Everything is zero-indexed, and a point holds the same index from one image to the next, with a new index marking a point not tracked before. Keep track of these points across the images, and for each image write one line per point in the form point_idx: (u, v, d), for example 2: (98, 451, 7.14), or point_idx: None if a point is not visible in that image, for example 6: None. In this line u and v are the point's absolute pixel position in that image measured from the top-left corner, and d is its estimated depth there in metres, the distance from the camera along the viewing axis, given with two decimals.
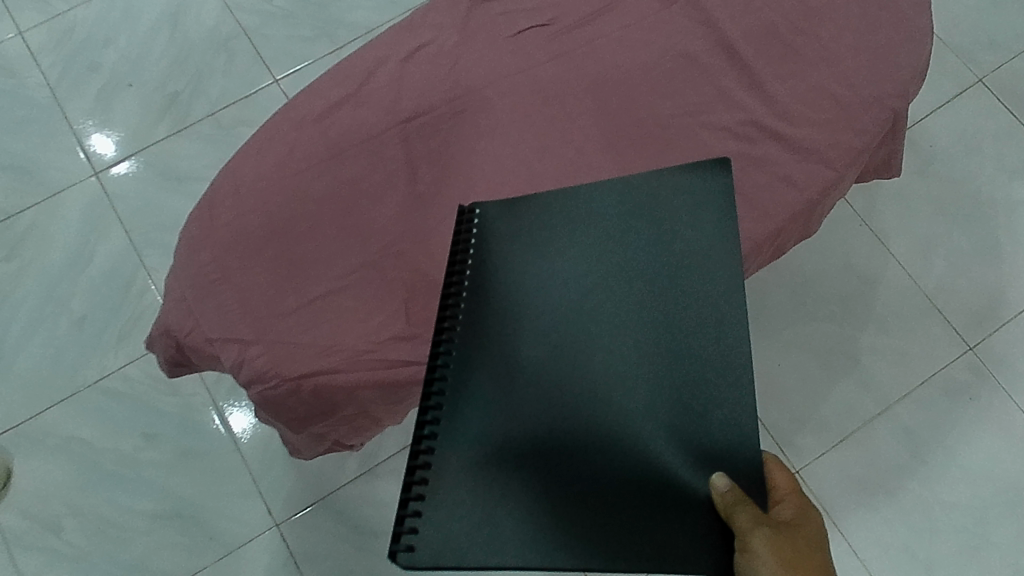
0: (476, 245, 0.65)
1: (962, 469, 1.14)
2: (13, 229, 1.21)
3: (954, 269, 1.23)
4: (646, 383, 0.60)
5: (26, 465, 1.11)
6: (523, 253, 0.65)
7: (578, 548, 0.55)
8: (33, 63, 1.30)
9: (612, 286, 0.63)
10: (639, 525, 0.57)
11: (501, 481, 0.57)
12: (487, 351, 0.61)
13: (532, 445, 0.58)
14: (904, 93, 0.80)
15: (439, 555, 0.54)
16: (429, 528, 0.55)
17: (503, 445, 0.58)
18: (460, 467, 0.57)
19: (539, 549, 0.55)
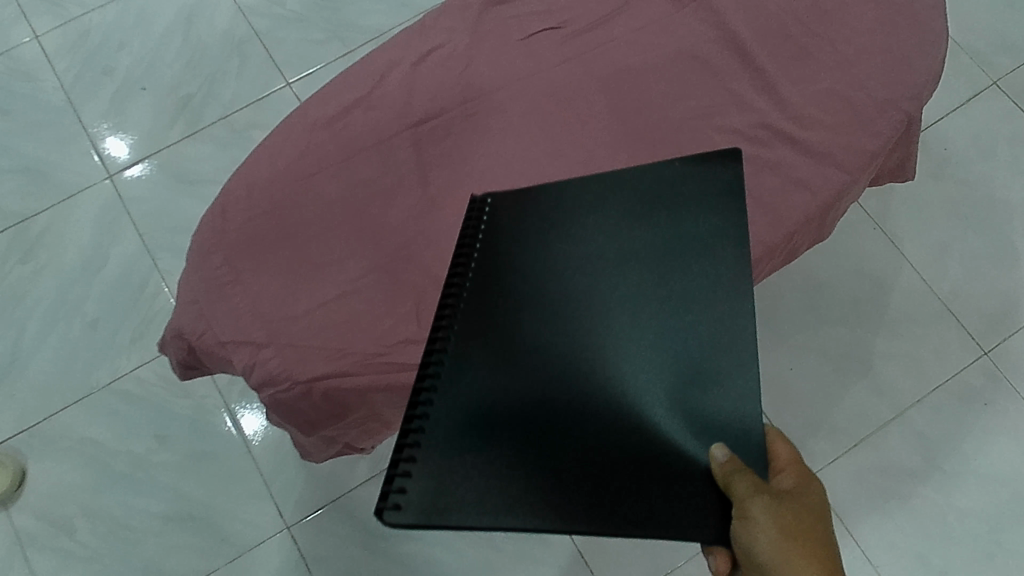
0: (487, 221, 0.66)
1: (977, 475, 1.13)
2: (28, 231, 1.22)
3: (968, 272, 1.22)
4: (648, 355, 0.60)
5: (40, 467, 1.12)
6: (524, 228, 0.65)
7: (568, 512, 0.54)
8: (48, 67, 1.32)
9: (619, 261, 0.64)
10: (636, 492, 0.56)
11: (494, 446, 0.55)
12: (489, 319, 0.61)
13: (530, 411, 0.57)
14: (918, 95, 0.80)
15: (424, 514, 0.52)
16: (419, 485, 0.53)
17: (501, 411, 0.57)
18: (452, 427, 0.56)
19: (531, 514, 0.53)
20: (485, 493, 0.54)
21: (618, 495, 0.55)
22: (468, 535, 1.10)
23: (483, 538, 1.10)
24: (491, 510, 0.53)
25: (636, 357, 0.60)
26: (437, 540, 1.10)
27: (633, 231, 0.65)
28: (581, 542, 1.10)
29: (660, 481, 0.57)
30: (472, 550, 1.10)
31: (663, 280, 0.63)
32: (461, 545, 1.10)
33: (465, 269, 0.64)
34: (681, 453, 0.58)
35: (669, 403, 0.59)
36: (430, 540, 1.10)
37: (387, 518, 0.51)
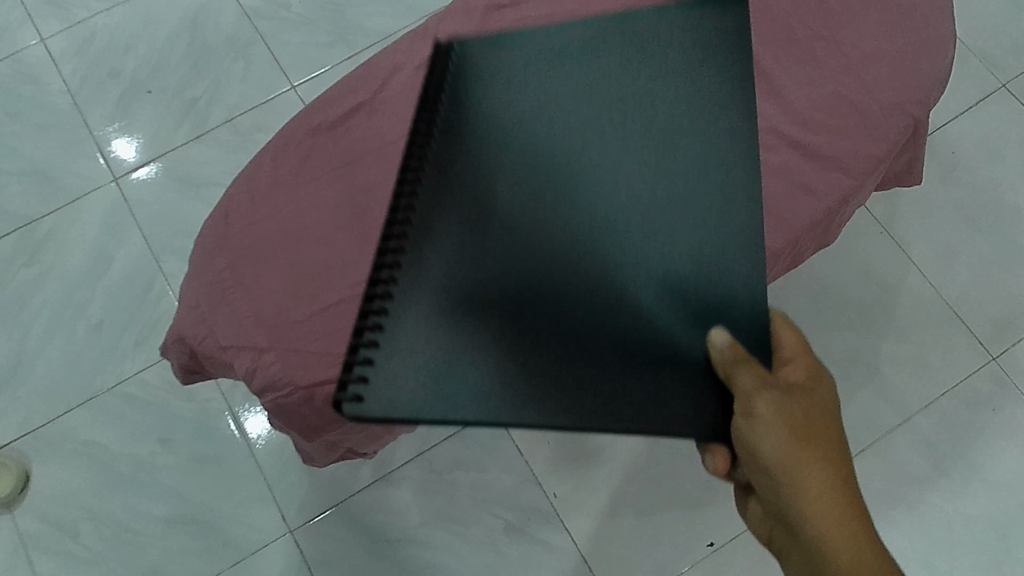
0: (445, 112, 0.65)
1: (985, 482, 1.12)
2: (33, 234, 1.23)
3: (976, 277, 1.21)
4: (609, 238, 0.61)
5: (44, 469, 1.12)
6: (481, 118, 0.65)
7: (533, 393, 0.56)
8: (54, 70, 1.32)
9: (583, 147, 0.64)
10: (607, 375, 0.57)
11: (454, 332, 0.58)
12: (448, 208, 0.61)
13: (502, 299, 0.58)
14: (924, 99, 0.79)
15: (387, 405, 0.55)
16: (382, 374, 0.56)
17: (474, 298, 0.58)
18: (412, 317, 0.58)
19: (495, 397, 0.56)
20: (447, 377, 0.56)
21: (583, 374, 0.57)
22: (471, 540, 1.10)
23: (486, 543, 1.10)
24: (454, 398, 0.55)
25: (597, 243, 0.61)
26: (440, 545, 1.10)
27: (588, 120, 0.65)
28: (585, 548, 1.10)
29: (642, 364, 0.57)
30: (475, 555, 1.09)
31: (627, 167, 0.63)
32: (464, 550, 1.10)
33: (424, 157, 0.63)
34: (653, 330, 0.58)
35: (633, 281, 0.60)
36: (434, 545, 1.10)
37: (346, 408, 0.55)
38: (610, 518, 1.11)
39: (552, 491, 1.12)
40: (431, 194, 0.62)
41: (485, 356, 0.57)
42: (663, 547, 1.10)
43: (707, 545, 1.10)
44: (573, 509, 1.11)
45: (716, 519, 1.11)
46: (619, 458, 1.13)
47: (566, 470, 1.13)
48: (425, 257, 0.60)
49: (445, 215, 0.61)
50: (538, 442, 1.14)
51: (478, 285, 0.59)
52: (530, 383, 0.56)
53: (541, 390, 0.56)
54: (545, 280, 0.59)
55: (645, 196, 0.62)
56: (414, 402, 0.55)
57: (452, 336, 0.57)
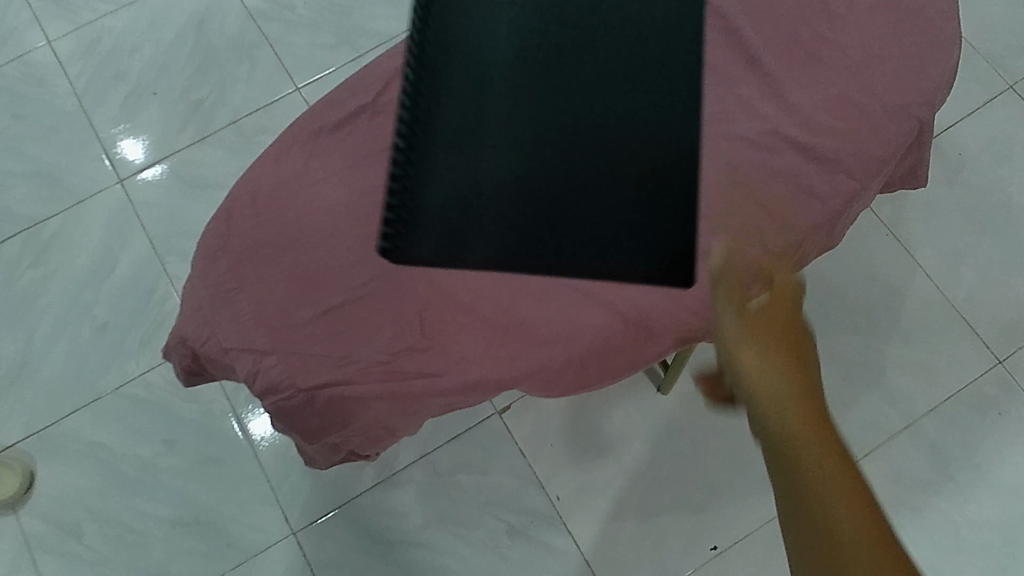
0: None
1: (991, 487, 1.11)
2: (39, 235, 1.23)
3: (983, 280, 1.20)
4: (617, 83, 0.64)
5: (49, 470, 1.12)
6: None
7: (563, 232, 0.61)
8: (60, 71, 1.32)
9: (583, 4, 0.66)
10: (640, 235, 0.60)
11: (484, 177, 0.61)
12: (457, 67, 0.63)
13: (542, 156, 0.62)
14: (930, 101, 0.79)
15: (424, 242, 0.59)
16: (422, 218, 0.59)
17: (495, 148, 0.62)
18: (436, 165, 0.61)
19: (527, 237, 0.61)
20: (480, 216, 0.60)
21: (609, 214, 0.61)
22: (474, 543, 1.10)
23: (489, 546, 1.10)
24: (497, 248, 0.60)
25: (607, 90, 0.64)
26: (443, 547, 1.10)
27: None
28: (588, 551, 1.10)
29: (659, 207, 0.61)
30: (478, 557, 1.09)
31: (623, 15, 0.65)
32: (467, 552, 1.10)
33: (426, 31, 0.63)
34: (668, 170, 0.62)
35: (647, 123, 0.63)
36: (437, 547, 1.10)
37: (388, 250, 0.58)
38: (613, 522, 1.11)
39: (555, 494, 1.12)
40: (458, 59, 0.63)
41: (523, 209, 0.61)
42: (666, 551, 1.10)
43: (710, 549, 1.09)
44: (575, 512, 1.11)
45: (718, 522, 1.10)
46: (622, 461, 1.13)
47: (569, 472, 1.13)
48: (464, 117, 0.62)
49: (485, 81, 0.63)
50: (541, 444, 1.14)
51: (517, 142, 0.62)
52: (564, 241, 0.61)
53: (577, 242, 0.60)
54: (581, 142, 0.62)
55: (685, 74, 0.63)
56: (451, 241, 0.59)
57: (494, 190, 0.61)
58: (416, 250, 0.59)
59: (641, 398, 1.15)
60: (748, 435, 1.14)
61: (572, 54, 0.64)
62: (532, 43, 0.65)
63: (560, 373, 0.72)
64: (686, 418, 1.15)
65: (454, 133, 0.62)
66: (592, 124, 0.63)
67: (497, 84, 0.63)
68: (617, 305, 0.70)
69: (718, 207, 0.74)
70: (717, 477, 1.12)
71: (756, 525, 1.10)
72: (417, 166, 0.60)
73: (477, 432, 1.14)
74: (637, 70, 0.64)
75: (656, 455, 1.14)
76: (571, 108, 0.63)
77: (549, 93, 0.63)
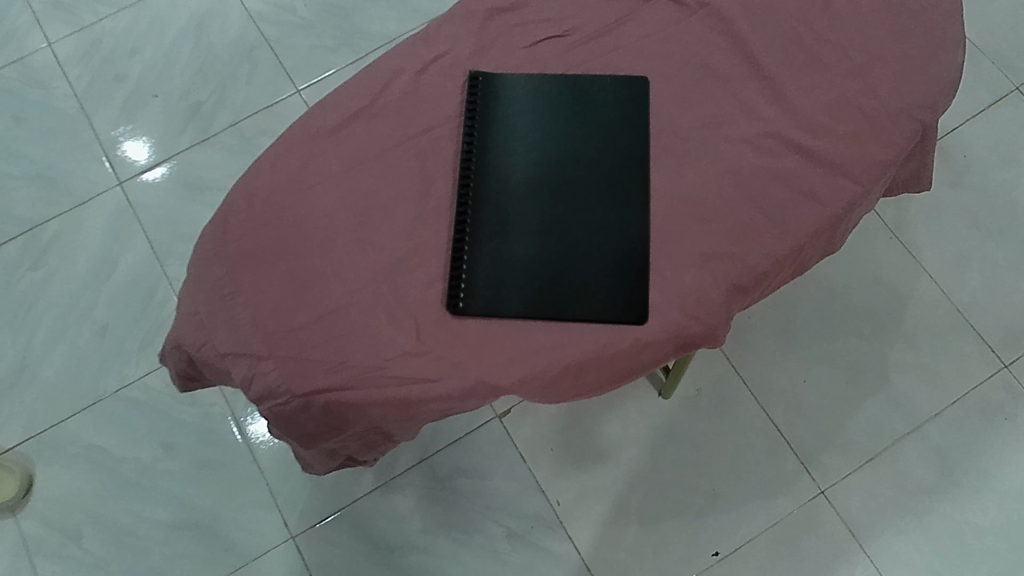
0: (482, 83, 0.77)
1: (996, 492, 1.10)
2: (39, 238, 1.23)
3: (988, 283, 1.19)
4: (629, 154, 0.75)
5: (48, 473, 1.12)
6: (511, 80, 0.78)
7: (589, 286, 0.71)
8: (61, 73, 1.32)
9: (598, 88, 0.78)
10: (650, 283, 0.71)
11: (522, 240, 0.73)
12: (499, 150, 0.75)
13: (570, 218, 0.73)
14: (934, 104, 0.77)
15: (479, 300, 0.70)
16: (479, 278, 0.71)
17: (530, 215, 0.73)
18: (486, 234, 0.72)
19: (560, 293, 0.71)
20: (521, 274, 0.71)
21: (628, 270, 0.71)
22: (474, 548, 1.09)
23: (489, 551, 1.09)
24: (533, 299, 0.71)
25: (620, 159, 0.75)
26: (443, 552, 1.09)
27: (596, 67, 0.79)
28: (588, 556, 1.09)
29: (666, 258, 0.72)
30: (477, 562, 1.09)
31: (632, 97, 0.77)
32: (466, 557, 1.09)
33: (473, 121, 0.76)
34: (674, 225, 0.72)
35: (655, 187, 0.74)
36: (436, 552, 1.09)
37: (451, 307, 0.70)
38: (613, 527, 1.10)
39: (555, 498, 1.11)
40: (501, 142, 0.76)
41: (555, 251, 0.72)
42: (667, 556, 1.09)
43: (712, 554, 1.08)
44: (576, 517, 1.10)
45: (720, 528, 1.10)
46: (623, 466, 1.13)
47: (569, 477, 1.12)
48: (491, 186, 0.74)
49: (502, 151, 0.75)
50: (542, 448, 1.13)
51: (539, 194, 0.74)
52: (594, 275, 0.71)
53: (601, 295, 0.71)
54: (593, 188, 0.74)
55: (683, 145, 0.75)
56: (498, 297, 0.71)
57: (527, 238, 0.73)
58: (478, 307, 0.70)
59: (641, 401, 1.15)
60: (750, 440, 1.13)
61: (592, 132, 0.76)
62: (532, 110, 0.77)
63: (559, 380, 0.70)
64: (687, 422, 1.14)
65: (489, 201, 0.74)
66: (598, 171, 0.75)
67: (531, 159, 0.75)
68: (670, 281, 0.71)
69: (718, 210, 0.73)
70: (718, 482, 1.12)
71: (758, 530, 1.09)
72: (465, 233, 0.72)
73: (477, 436, 1.14)
74: (623, 120, 0.76)
75: (657, 460, 1.13)
76: (578, 162, 0.75)
77: (556, 150, 0.75)
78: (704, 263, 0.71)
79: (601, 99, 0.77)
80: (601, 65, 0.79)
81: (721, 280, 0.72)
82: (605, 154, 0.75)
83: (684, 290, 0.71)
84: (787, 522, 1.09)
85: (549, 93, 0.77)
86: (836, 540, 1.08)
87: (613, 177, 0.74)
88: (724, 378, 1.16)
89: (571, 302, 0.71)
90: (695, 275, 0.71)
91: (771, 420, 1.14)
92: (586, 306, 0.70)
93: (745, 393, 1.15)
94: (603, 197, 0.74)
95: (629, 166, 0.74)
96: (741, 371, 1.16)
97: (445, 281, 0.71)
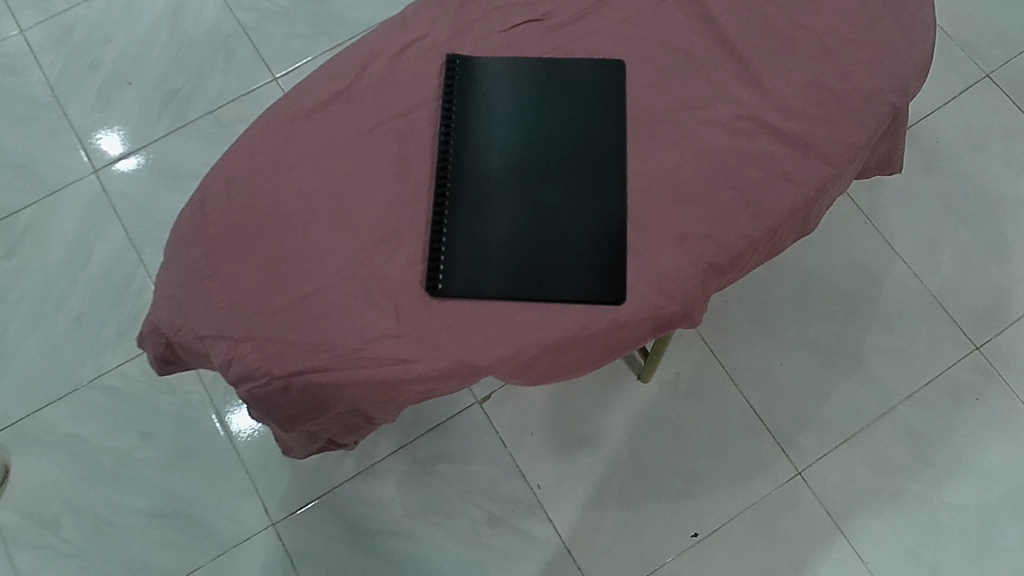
0: (459, 67, 0.78)
1: (968, 472, 1.12)
2: (12, 226, 1.22)
3: (959, 267, 1.21)
4: (605, 138, 0.75)
5: (23, 463, 1.11)
6: (488, 65, 0.78)
7: (567, 267, 0.71)
8: (34, 61, 1.31)
9: (574, 73, 0.78)
10: (626, 265, 0.72)
11: (500, 223, 0.73)
12: (476, 133, 0.76)
13: (548, 200, 0.74)
14: (904, 88, 0.78)
15: (459, 282, 0.70)
16: (457, 259, 0.71)
17: (508, 198, 0.74)
18: (464, 217, 0.73)
19: (539, 274, 0.71)
20: (501, 256, 0.72)
21: (604, 250, 0.72)
22: (455, 532, 1.10)
23: (470, 535, 1.10)
24: (511, 281, 0.71)
25: (595, 143, 0.75)
26: (424, 537, 1.10)
27: (573, 53, 0.79)
28: (568, 538, 1.10)
29: (643, 240, 0.72)
30: (459, 547, 1.09)
31: (607, 82, 0.77)
32: (448, 542, 1.09)
33: (450, 105, 0.76)
34: (648, 207, 0.73)
35: (630, 169, 0.74)
36: (418, 537, 1.10)
37: (429, 289, 0.70)
38: (594, 510, 1.11)
39: (535, 483, 1.12)
40: (478, 125, 0.76)
41: (533, 233, 0.73)
42: (648, 538, 1.10)
43: (691, 536, 1.10)
44: (556, 500, 1.11)
45: (700, 509, 1.11)
46: (603, 449, 1.14)
47: (549, 461, 1.13)
48: (467, 168, 0.74)
49: (479, 134, 0.76)
50: (521, 433, 1.14)
51: (517, 176, 0.74)
52: (572, 258, 0.72)
53: (579, 275, 0.71)
54: (569, 171, 0.75)
55: (660, 128, 0.76)
56: (475, 279, 0.71)
57: (504, 221, 0.73)
58: (456, 289, 0.70)
59: (621, 385, 1.16)
60: (727, 423, 1.15)
61: (569, 116, 0.76)
62: (510, 93, 0.77)
63: (538, 359, 0.70)
64: (666, 405, 1.15)
65: (467, 183, 0.74)
66: (575, 154, 0.75)
67: (509, 142, 0.75)
68: (647, 262, 0.72)
69: (692, 190, 0.74)
70: (697, 464, 1.13)
71: (736, 510, 1.11)
72: (444, 216, 0.72)
73: (458, 421, 1.14)
74: (600, 105, 0.77)
75: (636, 443, 1.14)
76: (556, 144, 0.76)
77: (533, 133, 0.76)
78: (681, 244, 0.72)
79: (577, 84, 0.78)
80: (577, 51, 0.79)
81: (697, 259, 0.72)
82: (582, 136, 0.76)
83: (660, 271, 0.72)
84: (765, 503, 1.11)
85: (527, 76, 0.78)
86: (813, 520, 1.10)
87: (590, 160, 0.75)
88: (702, 363, 1.17)
89: (550, 282, 0.71)
90: (671, 255, 0.72)
91: (748, 403, 1.15)
92: (564, 286, 0.71)
93: (723, 375, 1.17)
94: (580, 180, 0.74)
95: (606, 149, 0.75)
96: (719, 355, 1.18)
97: (423, 264, 0.71)
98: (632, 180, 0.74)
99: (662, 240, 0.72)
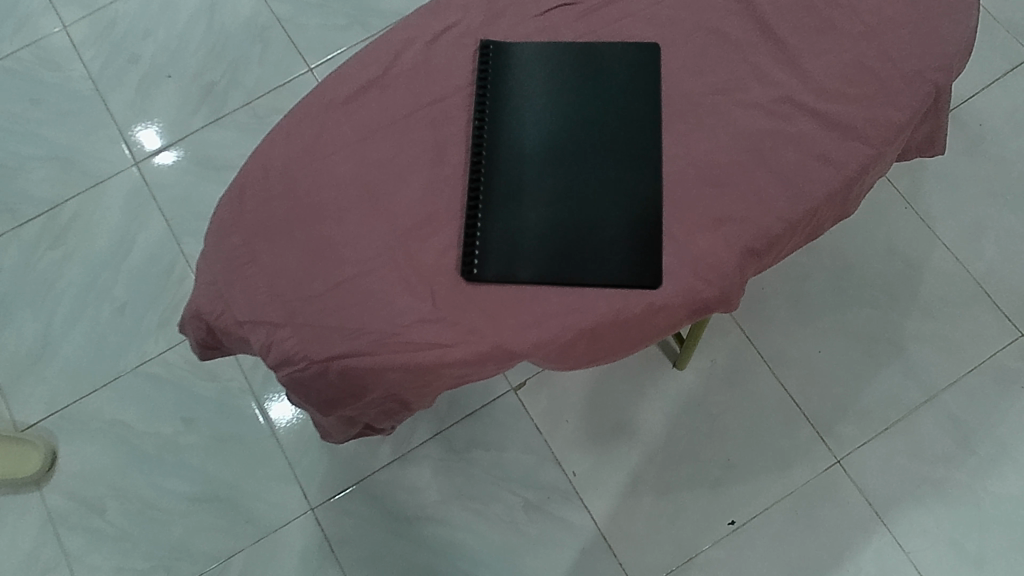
0: (493, 53, 0.78)
1: (1014, 460, 1.10)
2: (58, 218, 1.25)
3: (1004, 252, 1.19)
4: (639, 122, 0.75)
5: (70, 449, 1.14)
6: (522, 51, 0.78)
7: (601, 251, 0.71)
8: (77, 56, 1.34)
9: (608, 57, 0.78)
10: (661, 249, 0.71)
11: (534, 208, 0.73)
12: (510, 118, 0.75)
13: (582, 184, 0.73)
14: (947, 67, 0.77)
15: (494, 266, 0.71)
16: (492, 244, 0.71)
17: (543, 182, 0.74)
18: (498, 203, 0.73)
19: (573, 258, 0.71)
20: (536, 241, 0.72)
21: (638, 234, 0.72)
22: (491, 518, 1.10)
23: (505, 521, 1.10)
24: (546, 265, 0.71)
25: (628, 126, 0.75)
26: (460, 523, 1.10)
27: (607, 37, 0.79)
28: (604, 526, 1.10)
29: (677, 224, 0.72)
30: (494, 533, 1.10)
31: (641, 67, 0.77)
32: (484, 528, 1.10)
33: (485, 90, 0.76)
34: (684, 192, 0.73)
35: (665, 153, 0.74)
36: (453, 523, 1.10)
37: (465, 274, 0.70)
38: (629, 497, 1.11)
39: (570, 470, 1.12)
40: (512, 111, 0.76)
41: (568, 218, 0.73)
42: (684, 525, 1.09)
43: (728, 524, 1.09)
44: (590, 487, 1.11)
45: (737, 497, 1.10)
46: (638, 437, 1.13)
47: (585, 448, 1.13)
48: (502, 153, 0.74)
49: (514, 118, 0.76)
50: (556, 421, 1.14)
51: (552, 161, 0.74)
52: (607, 242, 0.72)
53: (613, 260, 0.71)
54: (604, 155, 0.74)
55: (695, 112, 0.75)
56: (510, 263, 0.71)
57: (539, 205, 0.73)
58: (491, 274, 0.70)
59: (656, 374, 1.16)
60: (764, 411, 1.13)
61: (602, 100, 0.76)
62: (544, 77, 0.77)
63: (574, 343, 0.70)
64: (702, 392, 1.15)
65: (502, 167, 0.74)
66: (608, 138, 0.75)
67: (543, 127, 0.75)
68: (683, 246, 0.71)
69: (729, 173, 0.73)
70: (733, 452, 1.12)
71: (773, 499, 1.10)
72: (479, 200, 0.73)
73: (493, 407, 1.15)
74: (634, 89, 0.76)
75: (672, 431, 1.13)
76: (591, 129, 0.75)
77: (567, 118, 0.76)
78: (717, 227, 0.72)
79: (612, 69, 0.77)
80: (611, 36, 0.79)
81: (735, 243, 0.72)
82: (617, 120, 0.75)
83: (696, 255, 0.71)
84: (803, 491, 1.10)
85: (560, 61, 0.78)
86: (852, 508, 1.09)
87: (623, 145, 0.74)
88: (739, 351, 1.16)
89: (586, 266, 0.71)
90: (707, 238, 0.71)
91: (785, 391, 1.14)
92: (601, 270, 0.71)
93: (760, 363, 1.16)
94: (615, 163, 0.74)
95: (641, 133, 0.75)
96: (756, 343, 1.17)
97: (459, 249, 0.72)
98: (666, 163, 0.74)
99: (698, 224, 0.72)
